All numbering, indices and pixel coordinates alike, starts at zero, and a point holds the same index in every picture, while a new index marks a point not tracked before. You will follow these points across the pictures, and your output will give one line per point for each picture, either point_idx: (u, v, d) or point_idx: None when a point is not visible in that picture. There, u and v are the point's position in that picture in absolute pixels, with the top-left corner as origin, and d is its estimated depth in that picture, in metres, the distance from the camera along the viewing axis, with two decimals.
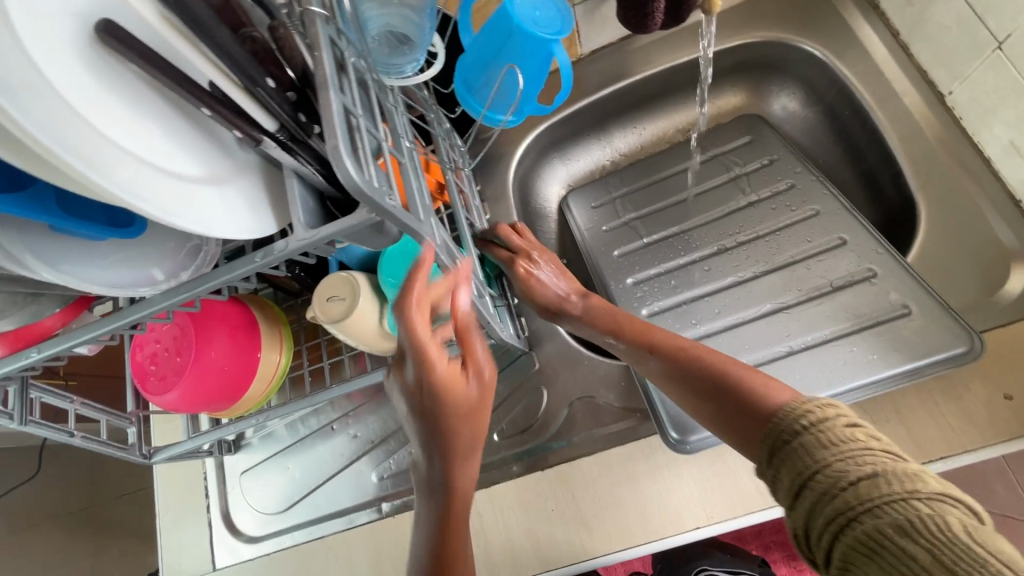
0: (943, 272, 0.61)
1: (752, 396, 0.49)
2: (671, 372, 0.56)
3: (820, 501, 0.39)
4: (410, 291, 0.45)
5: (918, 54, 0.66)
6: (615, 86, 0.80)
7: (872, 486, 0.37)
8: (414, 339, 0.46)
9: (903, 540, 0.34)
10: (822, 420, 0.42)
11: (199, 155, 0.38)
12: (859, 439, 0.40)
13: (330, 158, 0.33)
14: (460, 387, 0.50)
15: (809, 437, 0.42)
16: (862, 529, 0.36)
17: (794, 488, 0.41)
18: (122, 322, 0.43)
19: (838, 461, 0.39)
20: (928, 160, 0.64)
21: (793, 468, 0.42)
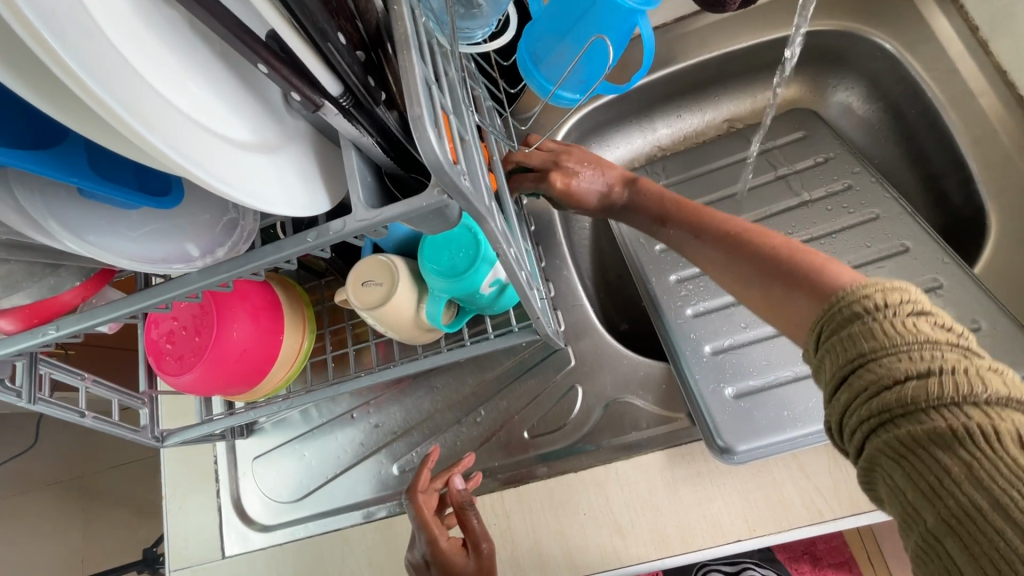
0: (1015, 287, 0.57)
1: (812, 274, 0.42)
2: (722, 248, 0.50)
3: (858, 398, 0.34)
4: (416, 483, 0.59)
5: (998, 53, 0.62)
6: (666, 71, 0.75)
7: (925, 384, 0.32)
8: (419, 518, 0.56)
9: (943, 445, 0.31)
10: (885, 305, 0.36)
11: (249, 119, 0.34)
12: (926, 330, 0.34)
13: (413, 131, 0.29)
14: (460, 564, 0.54)
15: (864, 322, 0.36)
16: (900, 430, 0.33)
17: (835, 378, 0.36)
18: (150, 301, 0.39)
19: (890, 354, 0.34)
20: (1004, 166, 0.61)
21: (836, 356, 0.36)
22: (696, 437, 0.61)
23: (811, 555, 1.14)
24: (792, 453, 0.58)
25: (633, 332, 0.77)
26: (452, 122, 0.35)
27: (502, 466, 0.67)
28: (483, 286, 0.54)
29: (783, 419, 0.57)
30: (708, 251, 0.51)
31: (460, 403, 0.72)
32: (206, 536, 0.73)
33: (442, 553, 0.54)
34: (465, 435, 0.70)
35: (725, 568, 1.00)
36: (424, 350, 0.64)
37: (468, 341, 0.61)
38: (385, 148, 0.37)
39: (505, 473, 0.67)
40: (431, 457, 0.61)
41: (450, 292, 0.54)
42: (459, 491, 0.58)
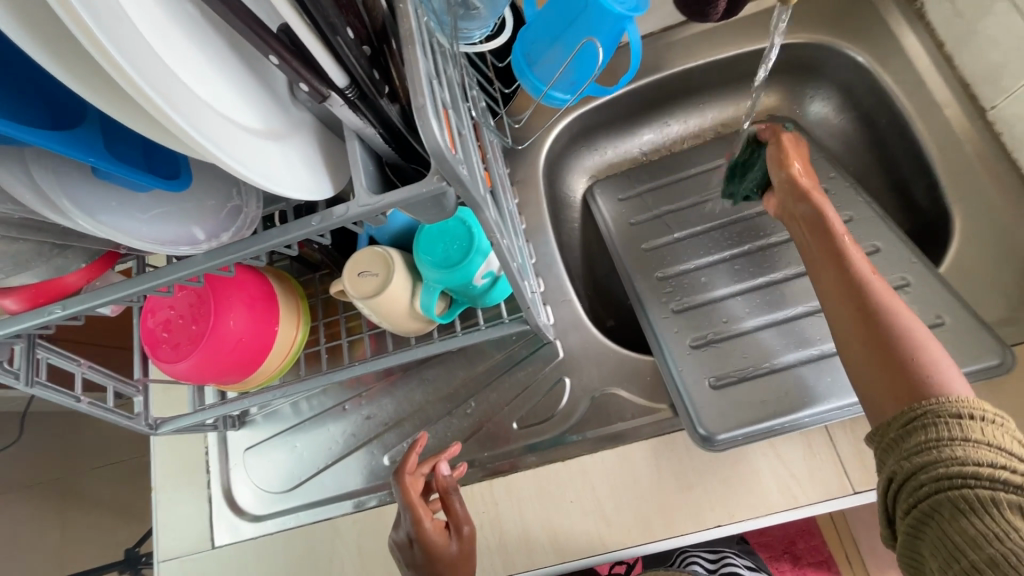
0: (976, 285, 0.61)
1: (929, 366, 0.46)
2: (849, 300, 0.53)
3: (932, 465, 0.41)
4: (405, 464, 0.61)
5: (961, 66, 0.66)
6: (653, 78, 0.78)
7: (1011, 472, 0.39)
8: (406, 499, 0.58)
9: (1014, 516, 0.38)
10: (983, 412, 0.42)
11: (259, 108, 0.36)
12: (1015, 444, 0.41)
13: (415, 118, 0.31)
14: (442, 545, 0.57)
15: (961, 416, 0.42)
16: (973, 493, 0.40)
17: (916, 447, 0.43)
18: (152, 283, 0.40)
19: (985, 444, 0.41)
20: (967, 172, 0.65)
21: (923, 431, 0.43)
22: (679, 427, 0.64)
23: (791, 553, 1.17)
24: (769, 441, 0.61)
25: (619, 328, 0.79)
26: (451, 115, 0.38)
27: (492, 456, 0.69)
28: (476, 277, 0.56)
29: (773, 403, 0.60)
30: (837, 296, 0.54)
31: (451, 395, 0.73)
32: (196, 526, 0.73)
33: (427, 533, 0.57)
34: (456, 426, 0.72)
35: (706, 557, 0.92)
36: (417, 340, 0.66)
37: (459, 332, 0.63)
38: (386, 139, 0.39)
39: (495, 463, 0.68)
40: (420, 443, 0.62)
41: (443, 282, 0.56)
42: (445, 477, 0.61)
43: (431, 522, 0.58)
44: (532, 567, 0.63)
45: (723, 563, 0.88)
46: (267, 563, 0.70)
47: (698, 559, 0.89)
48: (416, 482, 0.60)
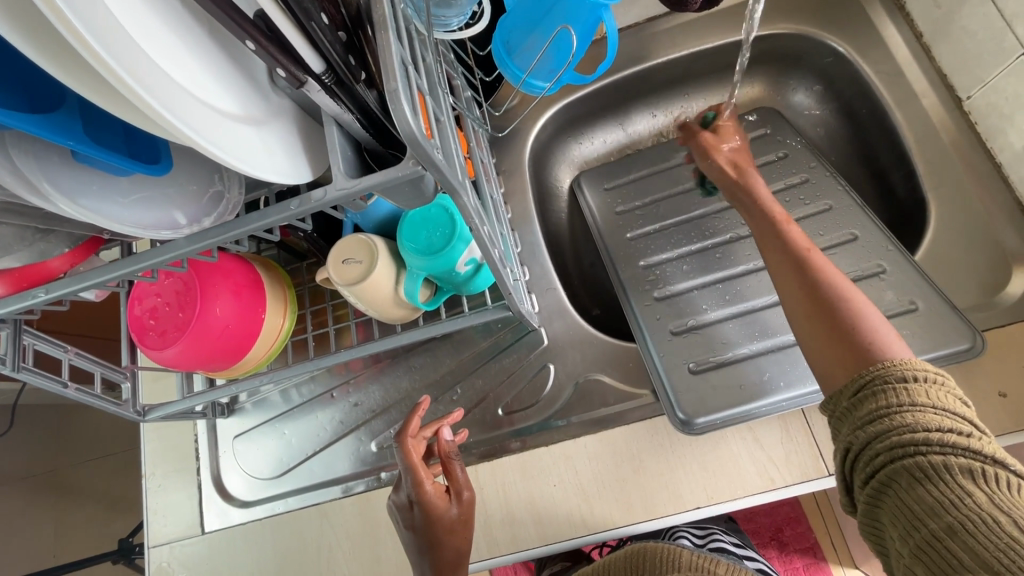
0: (949, 272, 0.62)
1: (870, 333, 0.48)
2: (797, 277, 0.54)
3: (886, 434, 0.43)
4: (408, 427, 0.62)
5: (939, 56, 0.67)
6: (638, 68, 0.79)
7: (960, 437, 0.41)
8: (407, 460, 0.58)
9: (965, 480, 0.40)
10: (925, 374, 0.44)
11: (237, 93, 0.36)
12: (958, 404, 0.43)
13: (388, 102, 0.32)
14: (442, 508, 0.58)
15: (907, 380, 0.44)
16: (925, 460, 0.41)
17: (870, 417, 0.44)
18: (136, 267, 0.41)
19: (931, 408, 0.42)
20: (943, 161, 0.66)
21: (876, 401, 0.44)
22: (660, 412, 0.65)
23: (778, 540, 1.19)
24: (748, 425, 0.62)
25: (604, 317, 0.80)
26: (428, 102, 0.38)
27: (477, 441, 0.70)
28: (459, 264, 0.57)
29: (766, 387, 0.62)
30: (787, 275, 0.55)
31: (437, 382, 0.74)
32: (186, 512, 0.74)
33: (427, 495, 0.57)
34: (442, 413, 0.73)
35: (694, 531, 0.83)
36: (403, 328, 0.66)
37: (444, 319, 0.64)
38: (365, 125, 0.40)
39: (480, 448, 0.70)
40: (422, 406, 0.63)
41: (427, 269, 0.57)
42: (447, 442, 0.61)
43: (432, 484, 0.58)
44: (516, 549, 0.64)
45: (711, 540, 0.81)
46: (256, 548, 0.71)
47: (685, 533, 0.82)
48: (418, 446, 0.61)
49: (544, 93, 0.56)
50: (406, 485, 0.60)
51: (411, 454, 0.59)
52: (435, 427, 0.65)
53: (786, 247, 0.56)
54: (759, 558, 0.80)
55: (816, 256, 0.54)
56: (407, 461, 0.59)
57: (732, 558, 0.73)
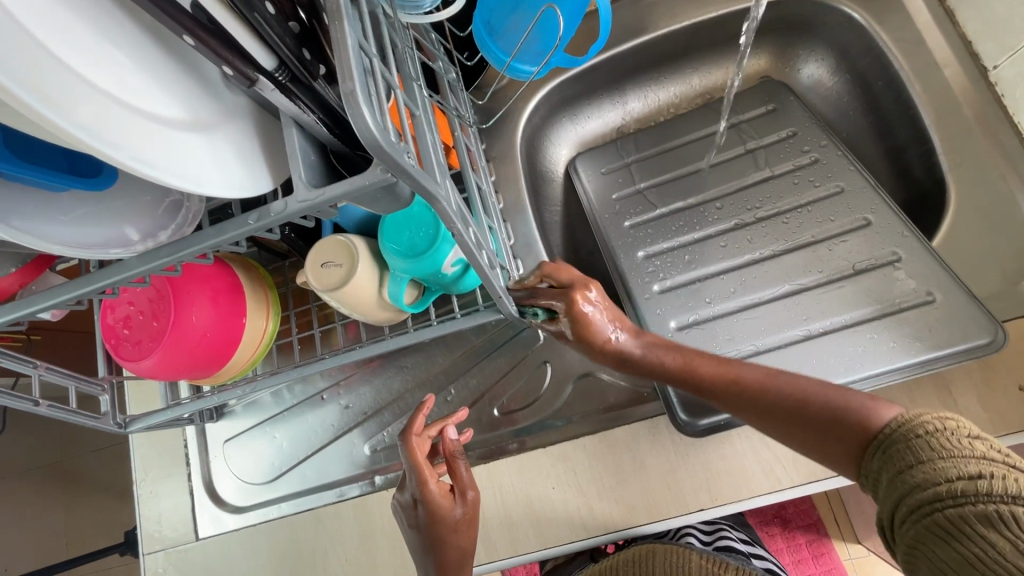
0: (969, 258, 0.59)
1: (847, 412, 0.45)
2: (752, 417, 0.51)
3: (904, 493, 0.39)
4: (411, 425, 0.58)
5: (965, 22, 0.62)
6: (636, 41, 0.73)
7: (971, 483, 0.37)
8: (411, 460, 0.56)
9: (986, 529, 0.35)
10: (935, 424, 0.40)
11: (180, 95, 0.32)
12: (973, 443, 0.39)
13: (344, 105, 0.27)
14: (447, 508, 0.55)
15: (916, 437, 0.40)
16: (943, 517, 0.37)
17: (890, 480, 0.41)
18: (90, 288, 0.37)
19: (942, 459, 0.38)
20: (965, 138, 0.61)
21: (891, 462, 0.41)
22: (661, 411, 0.63)
23: (781, 518, 1.18)
24: (753, 424, 0.60)
25: None
26: (399, 98, 0.34)
27: (472, 443, 0.68)
28: (444, 265, 0.53)
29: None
30: (741, 413, 0.52)
31: (430, 381, 0.72)
32: (179, 519, 0.73)
33: (432, 496, 0.55)
34: (436, 413, 0.70)
35: (701, 528, 0.81)
36: (391, 330, 0.63)
37: (434, 321, 0.61)
38: (328, 125, 0.36)
39: (476, 450, 0.68)
40: (429, 403, 0.59)
41: (410, 272, 0.53)
42: (453, 441, 0.59)
43: (436, 485, 0.55)
44: (514, 553, 0.62)
45: (718, 536, 0.79)
46: (252, 553, 0.70)
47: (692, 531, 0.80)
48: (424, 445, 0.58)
49: (532, 77, 0.52)
50: (409, 486, 0.57)
51: (416, 454, 0.56)
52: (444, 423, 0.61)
53: (712, 383, 0.53)
54: (768, 559, 0.79)
55: (744, 374, 0.52)
56: (412, 462, 0.56)
57: (742, 560, 0.71)
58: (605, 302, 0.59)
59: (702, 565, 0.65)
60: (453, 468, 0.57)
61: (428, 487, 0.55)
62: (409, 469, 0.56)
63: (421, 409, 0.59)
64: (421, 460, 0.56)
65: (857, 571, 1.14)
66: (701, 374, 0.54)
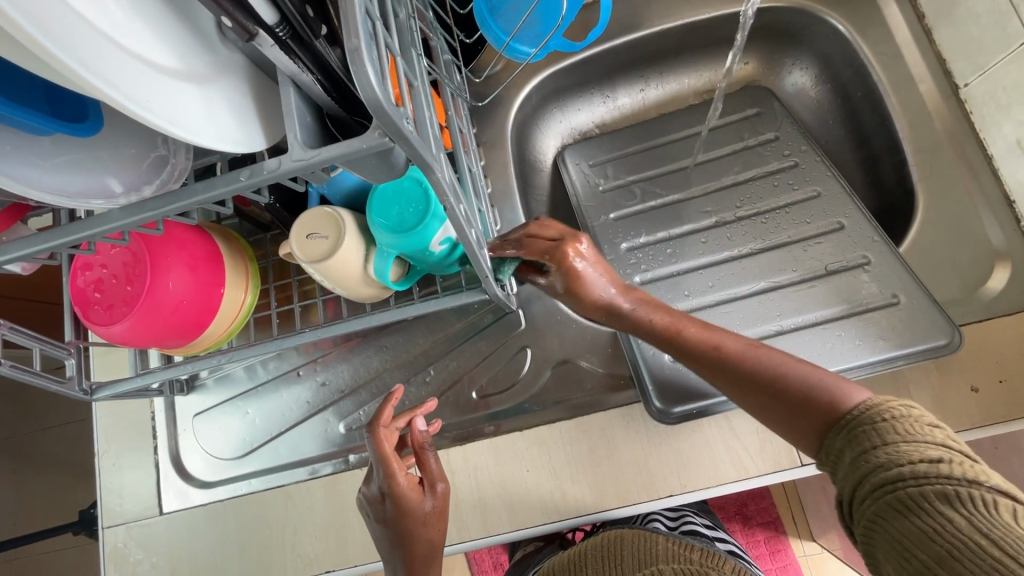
0: (933, 264, 0.62)
1: (818, 390, 0.49)
2: (709, 374, 0.54)
3: (870, 471, 0.43)
4: (380, 416, 0.58)
5: (939, 40, 0.65)
6: (630, 37, 0.74)
7: (929, 464, 0.40)
8: (379, 452, 0.55)
9: (944, 506, 0.39)
10: (894, 411, 0.44)
11: (174, 43, 0.31)
12: (933, 430, 0.43)
13: (349, 63, 0.28)
14: (416, 501, 0.55)
15: (876, 420, 0.44)
16: (904, 493, 0.41)
17: (856, 458, 0.44)
18: (65, 241, 0.36)
19: (905, 442, 0.42)
20: (934, 150, 0.64)
21: (860, 443, 0.44)
22: (636, 400, 0.64)
23: (742, 514, 1.22)
24: (724, 415, 0.61)
25: None
26: (399, 66, 0.34)
27: (449, 425, 0.68)
28: (433, 242, 0.53)
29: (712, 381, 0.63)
30: (722, 381, 0.54)
31: (409, 362, 0.71)
32: (142, 492, 0.71)
33: (400, 489, 0.55)
34: (414, 394, 0.70)
35: (667, 515, 0.83)
36: (372, 309, 0.63)
37: (417, 300, 0.61)
38: (326, 88, 0.36)
39: (453, 432, 0.68)
40: (396, 394, 0.59)
41: (398, 248, 0.53)
42: (420, 432, 0.59)
43: (402, 479, 0.55)
44: (486, 534, 0.63)
45: (683, 522, 0.82)
46: (219, 529, 0.68)
47: (657, 516, 0.82)
48: (390, 438, 0.57)
49: (529, 60, 0.53)
50: (375, 479, 0.56)
51: (383, 447, 0.55)
52: (409, 416, 0.61)
53: (694, 350, 0.55)
54: (729, 539, 0.82)
55: (726, 344, 0.54)
56: (379, 455, 0.55)
57: (707, 542, 0.73)
58: (597, 262, 0.61)
59: (668, 548, 0.67)
60: (420, 460, 0.58)
61: (397, 480, 0.55)
62: (376, 462, 0.55)
63: (388, 401, 0.58)
64: (386, 455, 0.55)
65: (811, 567, 1.18)
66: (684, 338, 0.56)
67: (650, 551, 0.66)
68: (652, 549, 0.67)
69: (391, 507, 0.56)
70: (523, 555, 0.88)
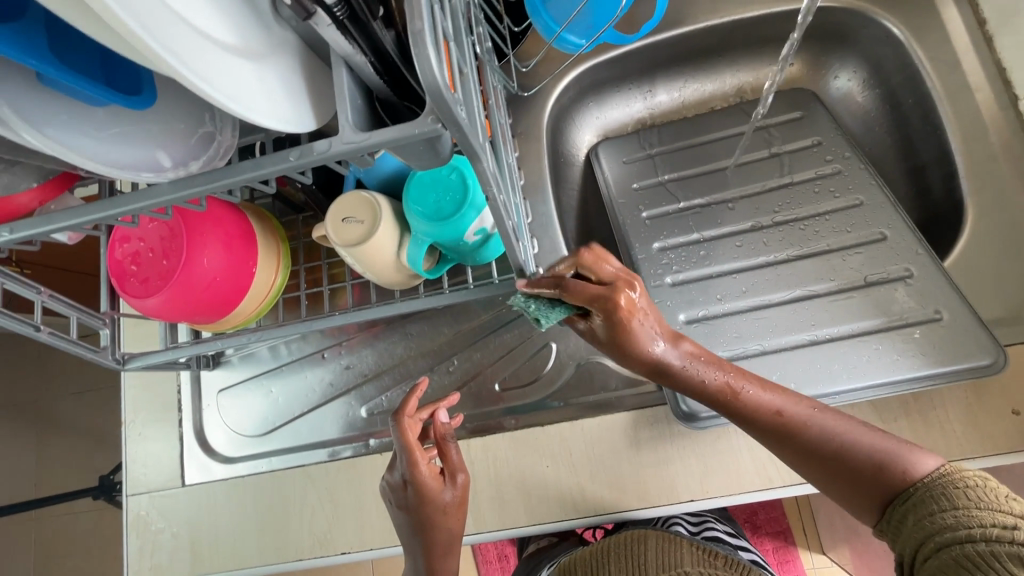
0: (978, 281, 0.60)
1: (890, 462, 0.47)
2: (767, 439, 0.51)
3: (938, 531, 0.43)
4: (405, 406, 0.56)
5: (1001, 48, 0.63)
6: (674, 32, 0.72)
7: (1002, 529, 0.41)
8: (403, 442, 0.54)
9: (1019, 571, 0.39)
10: (970, 480, 0.44)
11: (232, 18, 0.31)
12: (1012, 501, 0.43)
13: (411, 45, 0.27)
14: (436, 490, 0.56)
15: (950, 485, 0.44)
16: (973, 553, 0.41)
17: (921, 518, 0.45)
18: (109, 212, 0.36)
19: (978, 507, 0.42)
20: (988, 163, 0.62)
21: (924, 506, 0.45)
22: (661, 402, 0.63)
23: (751, 523, 1.20)
24: None
25: None
26: (451, 51, 0.34)
27: (469, 416, 0.68)
28: (468, 233, 0.53)
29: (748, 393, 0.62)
30: (778, 449, 0.51)
31: (433, 351, 0.71)
32: (165, 463, 0.72)
33: (423, 477, 0.55)
34: (436, 383, 0.70)
35: (689, 519, 0.83)
36: (400, 296, 0.63)
37: (446, 289, 0.60)
38: (378, 70, 0.35)
39: (474, 424, 0.68)
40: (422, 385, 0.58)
41: (433, 236, 0.53)
42: (443, 424, 0.59)
43: (422, 471, 0.55)
44: (502, 527, 0.63)
45: (705, 527, 0.81)
46: (239, 504, 0.69)
47: (679, 520, 0.81)
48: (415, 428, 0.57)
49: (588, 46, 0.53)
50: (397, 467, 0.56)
51: (405, 440, 0.54)
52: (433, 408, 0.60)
53: (751, 415, 0.51)
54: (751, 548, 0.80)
55: (788, 408, 0.51)
56: (403, 445, 0.54)
57: (730, 551, 0.72)
58: (649, 310, 0.54)
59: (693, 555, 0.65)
60: (443, 452, 0.57)
61: (418, 473, 0.55)
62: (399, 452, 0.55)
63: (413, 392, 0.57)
64: (409, 448, 0.54)
65: None
66: (740, 406, 0.52)
67: (673, 556, 0.64)
68: (676, 553, 0.65)
69: (413, 495, 0.56)
70: (536, 549, 0.88)
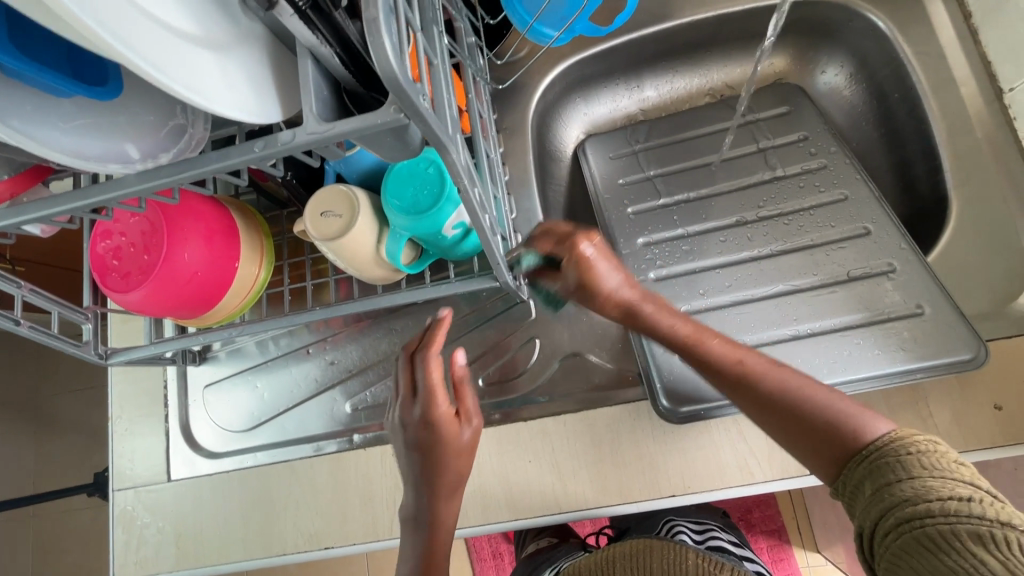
0: (962, 275, 0.59)
1: (845, 421, 0.48)
2: (728, 391, 0.53)
3: (897, 505, 0.42)
4: (432, 341, 0.59)
5: (986, 41, 0.63)
6: (659, 27, 0.72)
7: (959, 502, 0.40)
8: (429, 375, 0.57)
9: (977, 547, 0.38)
10: (919, 445, 0.44)
11: (194, 10, 0.31)
12: (959, 467, 0.43)
13: (366, 32, 0.27)
14: (453, 431, 0.57)
15: (903, 454, 0.43)
16: (935, 530, 0.40)
17: (878, 490, 0.43)
18: (78, 205, 0.36)
19: (931, 477, 0.42)
20: (973, 157, 0.62)
21: (879, 476, 0.44)
22: (644, 397, 0.63)
23: (745, 521, 1.20)
24: (733, 418, 0.60)
25: None
26: (417, 41, 0.34)
27: None
28: (446, 226, 0.53)
29: None
30: (741, 401, 0.52)
31: None
32: (153, 458, 0.72)
33: (441, 414, 0.56)
34: None
35: (693, 526, 0.84)
36: (383, 292, 0.62)
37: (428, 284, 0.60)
38: (344, 61, 0.36)
39: None
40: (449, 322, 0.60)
41: (411, 229, 0.53)
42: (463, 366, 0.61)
43: (443, 408, 0.57)
44: (485, 522, 0.63)
45: (709, 537, 0.81)
46: (224, 498, 0.69)
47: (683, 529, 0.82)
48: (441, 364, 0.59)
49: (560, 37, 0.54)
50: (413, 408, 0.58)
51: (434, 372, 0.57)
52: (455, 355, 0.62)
53: (715, 363, 0.53)
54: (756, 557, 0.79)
55: (750, 360, 0.52)
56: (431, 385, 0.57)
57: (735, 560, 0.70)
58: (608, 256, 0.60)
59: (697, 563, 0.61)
60: (462, 395, 0.59)
61: (440, 410, 0.56)
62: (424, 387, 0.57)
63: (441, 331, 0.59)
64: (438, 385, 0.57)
65: None
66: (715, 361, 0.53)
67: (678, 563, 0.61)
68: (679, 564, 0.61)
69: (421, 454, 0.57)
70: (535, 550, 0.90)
